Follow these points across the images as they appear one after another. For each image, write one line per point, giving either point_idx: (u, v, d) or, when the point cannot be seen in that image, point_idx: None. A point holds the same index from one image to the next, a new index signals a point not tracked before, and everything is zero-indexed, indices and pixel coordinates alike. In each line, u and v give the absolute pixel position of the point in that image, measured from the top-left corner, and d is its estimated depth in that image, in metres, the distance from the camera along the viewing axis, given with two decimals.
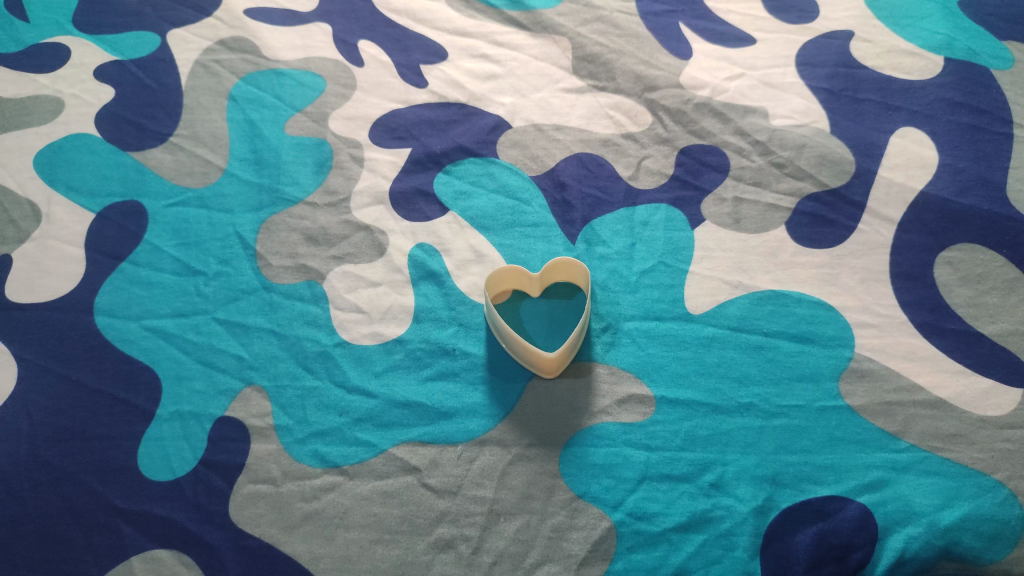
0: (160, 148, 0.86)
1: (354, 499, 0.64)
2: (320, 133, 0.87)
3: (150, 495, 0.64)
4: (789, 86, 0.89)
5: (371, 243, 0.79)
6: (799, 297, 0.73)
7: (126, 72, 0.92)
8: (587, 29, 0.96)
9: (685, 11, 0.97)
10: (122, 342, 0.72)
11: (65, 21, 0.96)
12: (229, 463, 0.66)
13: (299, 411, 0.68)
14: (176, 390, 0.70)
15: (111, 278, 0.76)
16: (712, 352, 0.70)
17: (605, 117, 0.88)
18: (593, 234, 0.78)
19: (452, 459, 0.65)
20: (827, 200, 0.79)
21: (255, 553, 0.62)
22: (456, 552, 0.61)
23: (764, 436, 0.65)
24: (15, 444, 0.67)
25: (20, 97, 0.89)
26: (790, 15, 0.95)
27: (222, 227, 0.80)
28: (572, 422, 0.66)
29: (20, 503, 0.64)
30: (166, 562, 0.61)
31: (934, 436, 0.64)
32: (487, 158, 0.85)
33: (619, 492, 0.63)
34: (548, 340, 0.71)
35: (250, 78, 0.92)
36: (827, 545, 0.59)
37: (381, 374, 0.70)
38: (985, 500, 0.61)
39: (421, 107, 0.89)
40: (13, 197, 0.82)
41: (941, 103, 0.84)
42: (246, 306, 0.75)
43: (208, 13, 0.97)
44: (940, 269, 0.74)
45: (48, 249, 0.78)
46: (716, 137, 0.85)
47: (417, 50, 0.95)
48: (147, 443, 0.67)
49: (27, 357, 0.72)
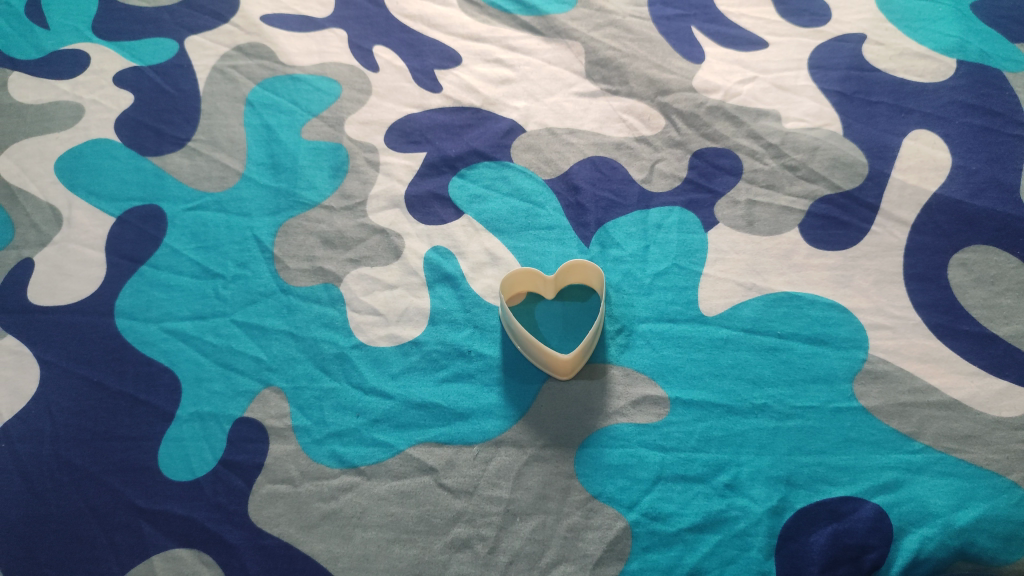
0: (179, 152, 0.87)
1: (372, 499, 0.65)
2: (336, 137, 0.88)
3: (170, 494, 0.65)
4: (802, 89, 0.89)
5: (388, 246, 0.80)
6: (813, 299, 0.73)
7: (144, 77, 0.93)
8: (599, 33, 0.96)
9: (697, 14, 0.98)
10: (142, 344, 0.74)
11: (85, 27, 0.98)
12: (248, 464, 0.67)
13: (317, 412, 0.69)
14: (196, 392, 0.71)
15: (131, 281, 0.78)
16: (726, 354, 0.70)
17: (617, 120, 0.89)
18: (606, 236, 0.79)
19: (469, 460, 0.66)
20: (840, 203, 0.80)
21: (274, 552, 0.63)
22: (472, 551, 0.62)
23: (778, 437, 0.65)
24: (38, 444, 0.68)
25: (41, 103, 0.91)
26: (802, 18, 0.95)
27: (240, 230, 0.81)
28: (587, 423, 0.67)
29: (44, 502, 0.65)
30: (186, 561, 0.62)
31: (948, 436, 0.65)
32: (501, 162, 0.86)
33: (634, 493, 0.64)
34: (563, 342, 0.72)
35: (267, 84, 0.93)
36: (842, 546, 0.60)
37: (397, 376, 0.71)
38: (1000, 501, 0.61)
39: (436, 112, 0.90)
40: (34, 202, 0.83)
41: (954, 106, 0.84)
42: (264, 308, 0.76)
43: (225, 20, 0.99)
44: (954, 270, 0.74)
45: (69, 253, 0.79)
46: (729, 140, 0.86)
47: (431, 55, 0.96)
48: (167, 443, 0.68)
49: (50, 359, 0.73)
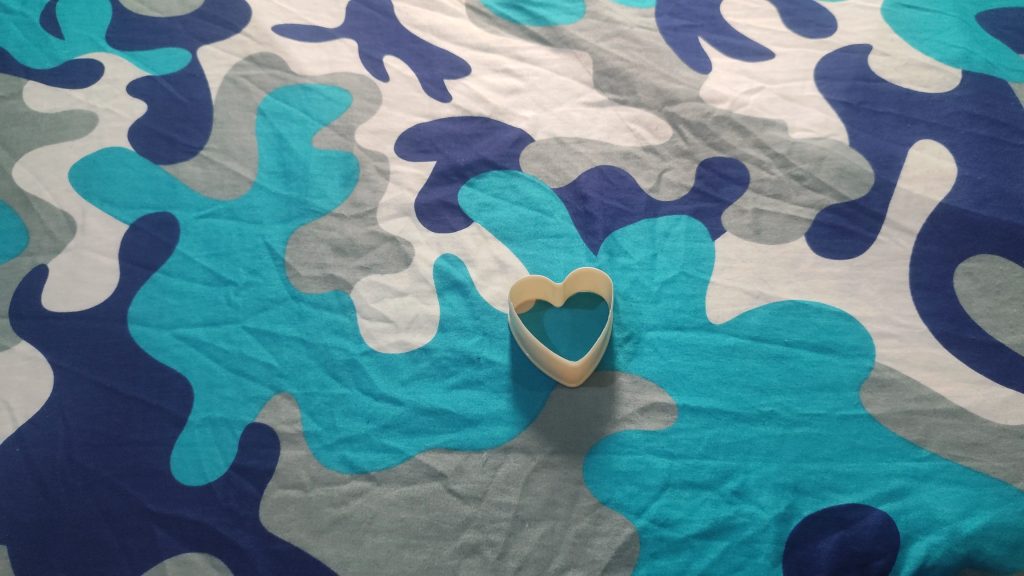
0: (191, 161, 0.89)
1: (381, 504, 0.65)
2: (346, 146, 0.89)
3: (182, 499, 0.66)
4: (808, 99, 0.90)
5: (398, 254, 0.81)
6: (819, 308, 0.74)
7: (157, 87, 0.94)
8: (608, 44, 0.97)
9: (704, 25, 0.99)
10: (154, 350, 0.74)
11: (99, 38, 0.99)
12: (259, 469, 0.67)
13: (327, 418, 0.70)
14: (208, 398, 0.72)
15: (144, 287, 0.79)
16: (733, 361, 0.71)
17: (626, 130, 0.90)
18: (615, 244, 0.80)
19: (477, 466, 0.67)
20: (847, 212, 0.80)
21: (285, 557, 0.63)
22: (481, 557, 0.63)
23: (786, 445, 0.66)
24: (52, 448, 0.69)
25: (55, 112, 0.92)
26: (808, 29, 0.97)
27: (252, 238, 0.82)
28: (595, 430, 0.68)
29: (57, 505, 0.66)
30: (198, 565, 0.63)
31: (956, 444, 0.65)
32: (510, 171, 0.87)
33: (642, 499, 0.64)
34: (571, 349, 0.72)
35: (279, 93, 0.94)
36: (849, 553, 0.60)
37: (407, 382, 0.72)
38: (1006, 509, 0.61)
39: (446, 121, 0.91)
40: (49, 209, 0.84)
41: (959, 115, 0.85)
42: (275, 314, 0.77)
43: (237, 30, 1.00)
44: (959, 279, 0.74)
45: (83, 259, 0.80)
46: (736, 150, 0.87)
47: (440, 65, 0.97)
48: (180, 448, 0.69)
49: (64, 364, 0.74)
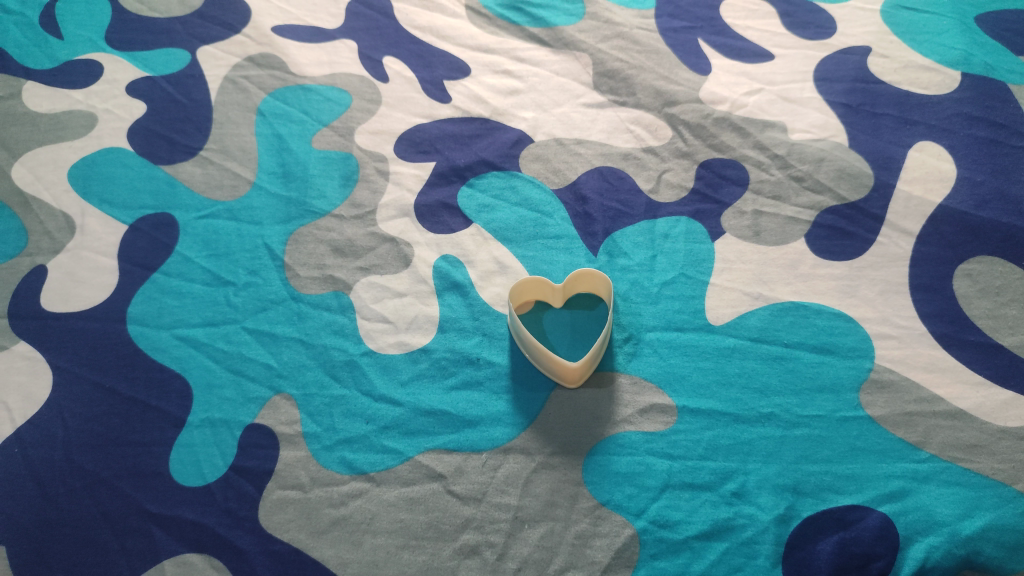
0: (190, 161, 0.88)
1: (381, 505, 0.65)
2: (346, 147, 0.89)
3: (181, 500, 0.66)
4: (807, 101, 0.90)
5: (397, 254, 0.81)
6: (818, 309, 0.74)
7: (157, 87, 0.94)
8: (607, 45, 0.98)
9: (703, 26, 0.99)
10: (154, 350, 0.74)
11: (98, 38, 0.99)
12: (258, 470, 0.67)
13: (326, 418, 0.70)
14: (207, 398, 0.71)
15: (143, 288, 0.79)
16: (733, 363, 0.71)
17: (625, 131, 0.90)
18: (614, 245, 0.80)
19: (477, 467, 0.67)
20: (846, 213, 0.80)
21: (284, 558, 0.63)
22: (481, 558, 0.63)
23: (785, 446, 0.66)
24: (51, 449, 0.69)
25: (55, 113, 0.92)
26: (807, 31, 0.97)
27: (251, 239, 0.82)
28: (595, 431, 0.68)
29: (56, 506, 0.66)
30: (197, 566, 0.63)
31: (955, 446, 0.65)
32: (510, 172, 0.87)
33: (642, 500, 0.64)
34: (571, 350, 0.72)
35: (278, 94, 0.94)
36: (849, 554, 0.60)
37: (407, 383, 0.72)
38: (1005, 510, 0.61)
39: (445, 122, 0.91)
40: (48, 209, 0.84)
41: (958, 117, 0.85)
42: (274, 315, 0.77)
43: (237, 31, 1.00)
44: (959, 281, 0.74)
45: (82, 260, 0.80)
46: (736, 152, 0.87)
47: (440, 66, 0.97)
48: (179, 449, 0.69)
49: (62, 365, 0.74)
